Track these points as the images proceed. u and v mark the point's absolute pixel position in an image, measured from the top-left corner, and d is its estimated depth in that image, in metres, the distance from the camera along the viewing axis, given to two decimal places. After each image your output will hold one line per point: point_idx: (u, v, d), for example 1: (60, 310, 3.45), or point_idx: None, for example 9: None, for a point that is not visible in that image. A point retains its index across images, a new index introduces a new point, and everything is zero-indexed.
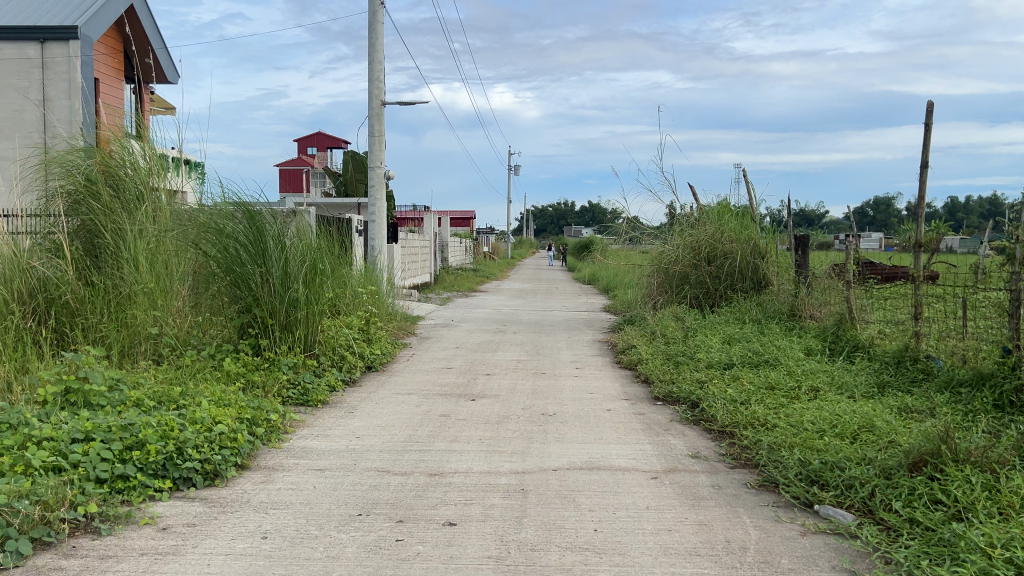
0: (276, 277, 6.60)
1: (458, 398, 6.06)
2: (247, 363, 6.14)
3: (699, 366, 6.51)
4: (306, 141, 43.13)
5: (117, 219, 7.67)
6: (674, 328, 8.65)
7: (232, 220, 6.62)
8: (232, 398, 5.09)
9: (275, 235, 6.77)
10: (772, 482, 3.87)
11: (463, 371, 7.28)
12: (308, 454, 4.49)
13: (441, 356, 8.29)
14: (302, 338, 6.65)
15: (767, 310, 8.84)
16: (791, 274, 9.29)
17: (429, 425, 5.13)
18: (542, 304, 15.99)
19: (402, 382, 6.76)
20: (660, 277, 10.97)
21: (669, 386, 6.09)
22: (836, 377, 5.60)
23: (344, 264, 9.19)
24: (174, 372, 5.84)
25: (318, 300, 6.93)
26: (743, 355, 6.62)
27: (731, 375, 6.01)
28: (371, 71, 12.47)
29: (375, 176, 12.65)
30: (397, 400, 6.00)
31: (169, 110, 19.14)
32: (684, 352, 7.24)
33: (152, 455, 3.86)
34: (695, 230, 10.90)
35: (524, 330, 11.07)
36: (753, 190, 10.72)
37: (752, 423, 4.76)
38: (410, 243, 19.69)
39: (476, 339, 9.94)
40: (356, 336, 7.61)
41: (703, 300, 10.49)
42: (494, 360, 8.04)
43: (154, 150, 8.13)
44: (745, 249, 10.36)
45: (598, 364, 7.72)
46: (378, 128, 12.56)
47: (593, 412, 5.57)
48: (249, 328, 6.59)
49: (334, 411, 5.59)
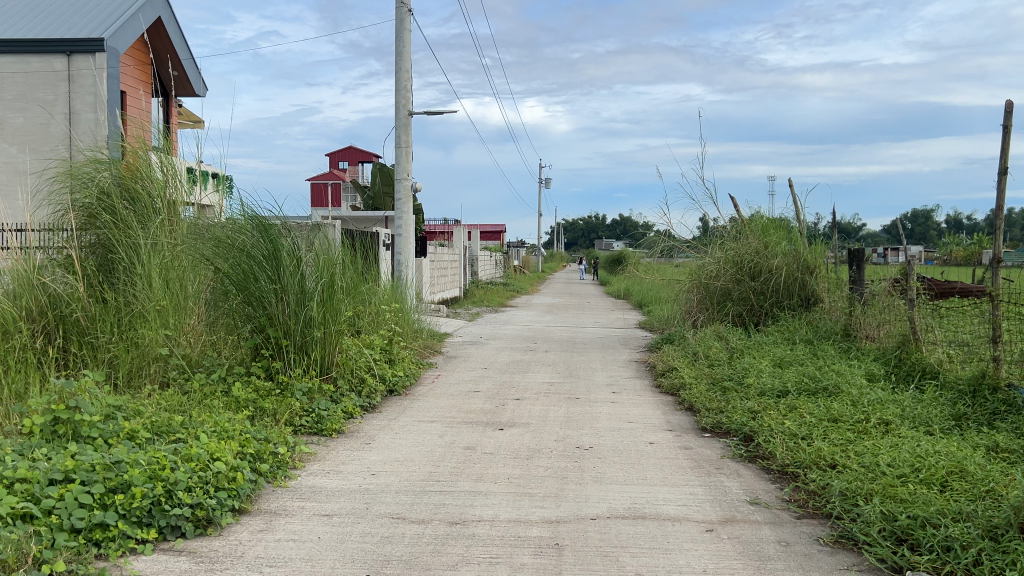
0: (292, 294, 6.15)
1: (485, 427, 5.55)
2: (258, 388, 5.69)
3: (749, 393, 5.95)
4: (337, 156, 43.11)
5: (130, 232, 7.29)
6: (717, 349, 8.07)
7: (244, 234, 6.18)
8: (236, 428, 4.62)
9: (291, 249, 6.32)
10: (849, 538, 3.31)
11: (491, 395, 6.78)
12: (317, 496, 4.00)
13: (469, 378, 7.78)
14: (318, 360, 6.20)
15: (818, 330, 8.30)
16: (844, 291, 8.68)
17: (453, 461, 4.63)
18: (575, 320, 15.46)
19: (426, 407, 6.28)
20: (701, 293, 10.38)
21: (718, 416, 5.53)
22: (908, 410, 5.03)
23: (368, 280, 8.73)
24: (180, 399, 5.41)
25: (336, 319, 6.47)
26: (799, 381, 6.04)
27: (787, 405, 5.44)
28: (398, 80, 12.09)
29: (402, 188, 12.23)
30: (419, 429, 5.51)
31: (197, 122, 18.95)
32: (731, 376, 6.67)
33: (137, 500, 3.39)
34: (737, 243, 10.31)
35: (556, 348, 10.54)
36: (800, 200, 10.10)
37: (818, 463, 4.20)
38: (439, 257, 19.25)
39: (505, 359, 9.43)
40: (378, 357, 7.14)
41: (747, 317, 9.91)
42: (525, 382, 7.53)
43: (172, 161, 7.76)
44: (791, 264, 9.77)
45: (637, 388, 7.17)
46: (405, 138, 12.16)
47: (634, 445, 5.03)
48: (262, 350, 6.15)
49: (349, 443, 5.10)
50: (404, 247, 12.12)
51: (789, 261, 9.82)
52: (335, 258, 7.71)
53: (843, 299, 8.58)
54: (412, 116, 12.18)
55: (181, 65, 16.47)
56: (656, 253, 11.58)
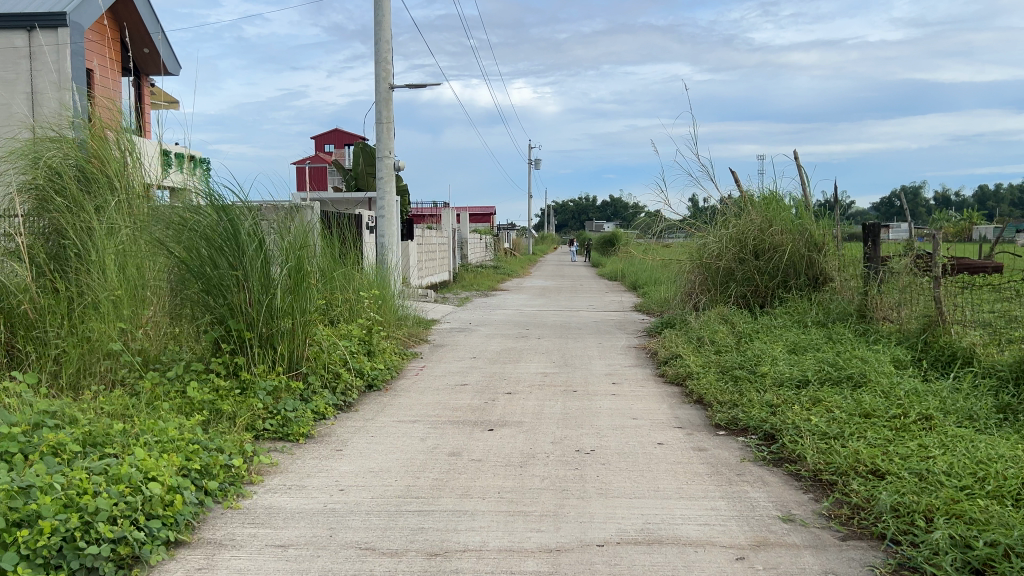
0: (253, 281, 5.50)
1: (473, 428, 4.95)
2: (217, 389, 5.06)
3: (765, 384, 5.37)
4: (323, 138, 42.28)
5: (84, 216, 6.63)
6: (723, 333, 7.47)
7: (200, 214, 5.51)
8: (183, 438, 4.00)
9: (255, 231, 5.66)
10: (912, 567, 2.74)
11: (480, 389, 6.18)
12: (273, 520, 3.39)
13: (455, 370, 7.17)
14: (284, 355, 5.57)
15: (830, 312, 7.73)
16: (857, 269, 8.09)
17: (436, 471, 4.02)
18: (568, 303, 14.87)
19: (408, 404, 5.67)
20: (702, 274, 9.78)
21: (732, 411, 4.95)
22: (951, 403, 4.45)
23: (347, 265, 8.07)
24: (127, 403, 4.78)
25: (306, 309, 5.84)
26: (819, 370, 5.46)
27: (810, 398, 4.87)
28: (377, 52, 11.39)
29: (383, 168, 11.57)
30: (398, 431, 4.90)
31: (172, 104, 18.26)
32: (742, 364, 6.09)
33: (45, 537, 2.78)
34: (739, 219, 9.69)
35: (549, 334, 9.95)
36: (805, 173, 9.47)
37: (857, 470, 3.63)
38: (427, 240, 18.57)
39: (495, 347, 8.82)
40: (355, 348, 6.51)
41: (751, 298, 9.33)
42: (516, 373, 6.94)
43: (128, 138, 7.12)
44: (799, 242, 9.16)
45: (640, 379, 6.57)
46: (386, 114, 11.48)
47: (640, 448, 4.43)
48: (222, 344, 5.50)
49: (318, 449, 4.50)
50: (387, 229, 11.45)
51: (795, 239, 9.22)
52: (310, 244, 7.07)
53: (856, 278, 7.99)
54: (394, 91, 11.50)
55: (152, 43, 15.67)
56: (652, 233, 10.96)
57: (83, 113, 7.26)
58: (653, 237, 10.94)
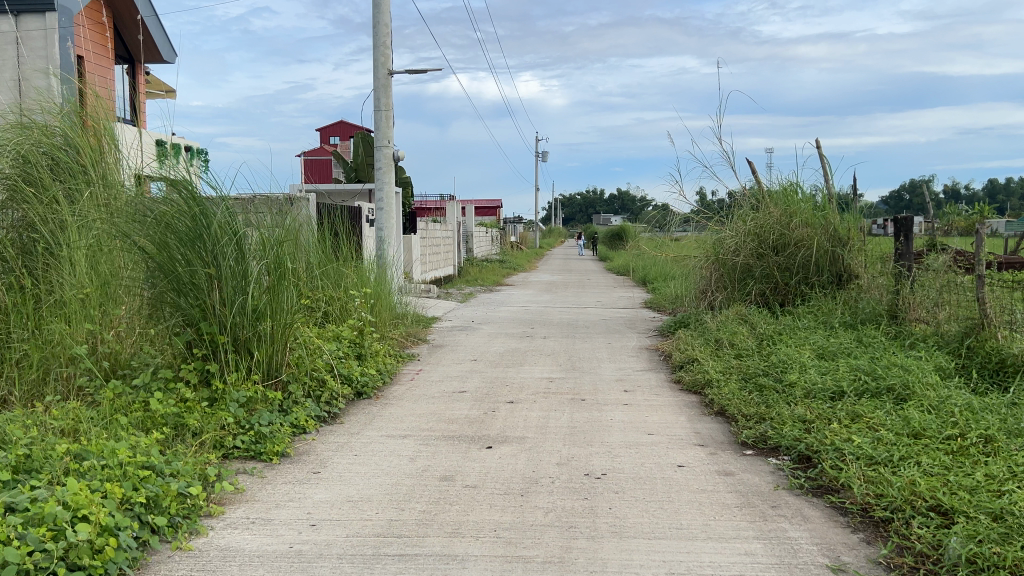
0: (227, 280, 4.96)
1: (469, 445, 4.42)
2: (183, 402, 4.55)
3: (794, 395, 4.82)
4: (328, 130, 41.80)
5: (56, 208, 6.11)
6: (743, 335, 6.91)
7: (167, 204, 4.97)
8: (134, 462, 3.47)
9: (230, 224, 5.12)
10: None
11: (479, 398, 5.64)
12: (227, 567, 2.86)
13: (454, 374, 6.64)
14: (262, 362, 5.04)
15: (859, 312, 7.15)
16: (887, 266, 7.51)
17: (423, 502, 3.49)
18: (576, 299, 14.31)
19: (399, 416, 5.13)
20: (717, 270, 9.22)
21: (760, 428, 4.41)
22: (1013, 423, 3.89)
23: (339, 261, 7.53)
24: (82, 417, 4.26)
25: (287, 310, 5.30)
26: (855, 380, 4.90)
27: (847, 414, 4.32)
28: (376, 35, 10.84)
29: (382, 158, 11.03)
30: (386, 449, 4.37)
31: (170, 93, 17.87)
32: (767, 371, 5.54)
33: None
34: (758, 212, 9.11)
35: (555, 333, 9.40)
36: (828, 163, 8.89)
37: (916, 507, 3.09)
38: (431, 233, 18.04)
39: (499, 348, 8.28)
40: (343, 352, 5.98)
41: (771, 296, 8.76)
42: (519, 378, 6.40)
43: (105, 125, 6.60)
44: (822, 236, 8.58)
45: (654, 386, 6.02)
46: (385, 101, 10.94)
47: (658, 472, 3.90)
48: (194, 349, 4.97)
49: (293, 471, 3.99)
50: (387, 222, 10.90)
51: (817, 233, 8.63)
52: (296, 240, 6.53)
53: (884, 275, 7.42)
54: (393, 77, 10.94)
55: (146, 29, 15.14)
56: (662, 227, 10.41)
57: (56, 99, 6.74)
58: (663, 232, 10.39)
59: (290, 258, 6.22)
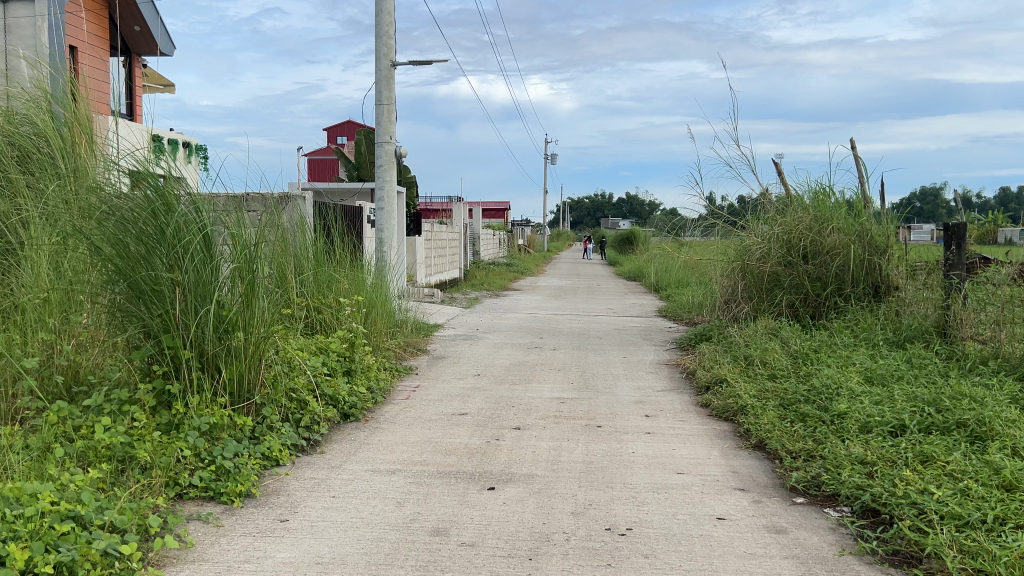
0: (193, 288, 4.29)
1: (468, 486, 3.76)
2: (135, 430, 3.89)
3: (848, 430, 4.15)
4: (335, 130, 41.27)
5: (18, 203, 5.49)
6: (776, 352, 6.24)
7: (122, 195, 4.28)
8: (52, 513, 2.82)
9: (197, 218, 4.45)
10: None
11: (482, 423, 4.98)
12: None
13: (455, 392, 5.98)
14: (231, 380, 4.38)
15: (903, 328, 6.46)
16: (933, 277, 6.83)
17: (408, 568, 2.83)
18: (586, 307, 13.65)
19: (390, 445, 4.48)
20: (741, 279, 8.54)
21: (813, 470, 3.74)
22: None
23: (331, 265, 6.88)
24: (14, 446, 3.61)
25: (265, 318, 4.65)
26: (917, 411, 4.23)
27: (916, 457, 3.64)
28: (379, 25, 10.21)
29: (383, 154, 10.37)
30: (370, 491, 3.71)
31: (168, 88, 17.39)
32: (811, 398, 4.87)
33: None
34: (785, 217, 8.44)
35: (566, 344, 8.74)
36: (863, 165, 8.24)
37: None
38: (436, 236, 17.41)
39: (505, 360, 7.61)
40: (329, 368, 5.33)
41: (801, 308, 8.08)
42: (528, 398, 5.74)
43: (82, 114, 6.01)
44: (857, 244, 7.90)
45: (679, 410, 5.35)
46: (387, 94, 10.29)
47: (694, 528, 3.23)
48: (154, 366, 4.31)
49: (255, 520, 3.34)
50: (388, 223, 10.24)
51: (851, 239, 7.95)
52: (276, 241, 5.89)
53: (930, 287, 6.73)
54: (396, 68, 10.30)
55: (143, 19, 14.54)
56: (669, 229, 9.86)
57: (32, 86, 6.17)
58: (671, 235, 9.80)
59: (270, 262, 5.56)
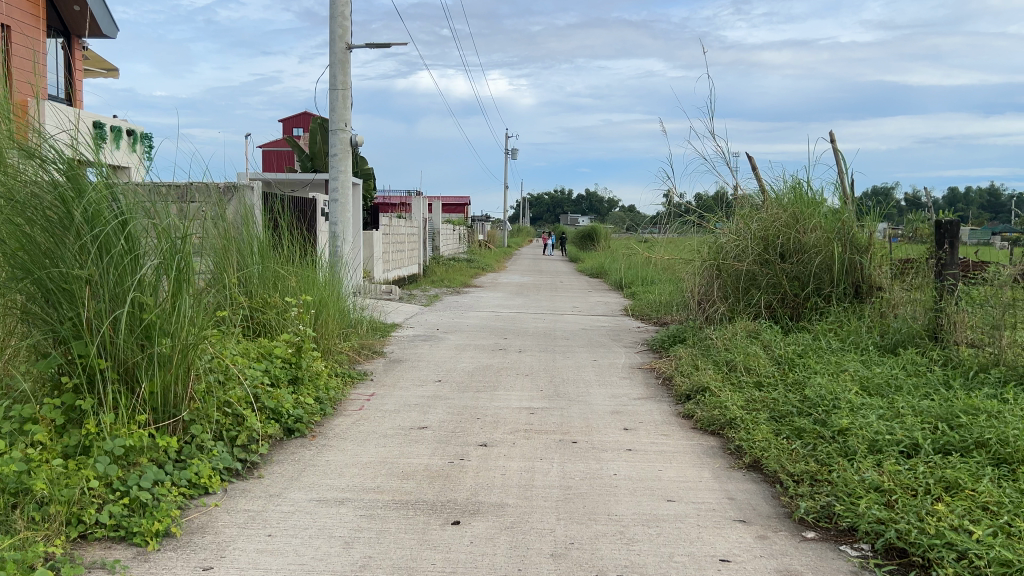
0: (107, 287, 3.66)
1: (428, 520, 3.23)
2: (33, 456, 3.26)
3: (856, 449, 3.71)
4: (291, 121, 40.24)
5: None
6: (759, 357, 5.81)
7: (21, 176, 3.62)
8: None
9: (115, 204, 3.81)
10: None
11: (443, 440, 4.44)
12: None
13: (414, 401, 5.43)
14: (154, 394, 3.77)
15: (890, 332, 6.09)
16: (920, 277, 6.47)
17: None
18: (549, 304, 13.20)
19: (339, 467, 3.93)
20: (715, 278, 8.11)
21: (823, 497, 3.30)
22: None
23: (277, 261, 6.28)
24: None
25: (196, 321, 4.04)
26: (929, 428, 3.82)
27: (939, 483, 3.21)
28: (333, 5, 9.60)
29: (337, 142, 9.73)
30: (312, 528, 3.16)
31: (111, 73, 16.54)
32: (806, 411, 4.44)
33: None
34: (762, 213, 8.05)
35: (531, 345, 8.24)
36: (841, 159, 7.89)
37: None
38: (394, 230, 16.81)
39: (467, 363, 7.08)
40: (270, 376, 4.76)
41: (779, 309, 7.69)
42: (493, 409, 5.22)
43: None
44: (837, 242, 7.54)
45: (660, 423, 4.88)
46: (342, 79, 9.66)
47: (696, 574, 2.75)
48: (61, 377, 3.66)
49: (172, 569, 2.78)
50: (342, 216, 9.62)
51: (831, 237, 7.58)
52: (211, 235, 5.27)
53: (918, 289, 6.37)
54: (352, 51, 9.69)
55: None
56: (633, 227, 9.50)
57: None
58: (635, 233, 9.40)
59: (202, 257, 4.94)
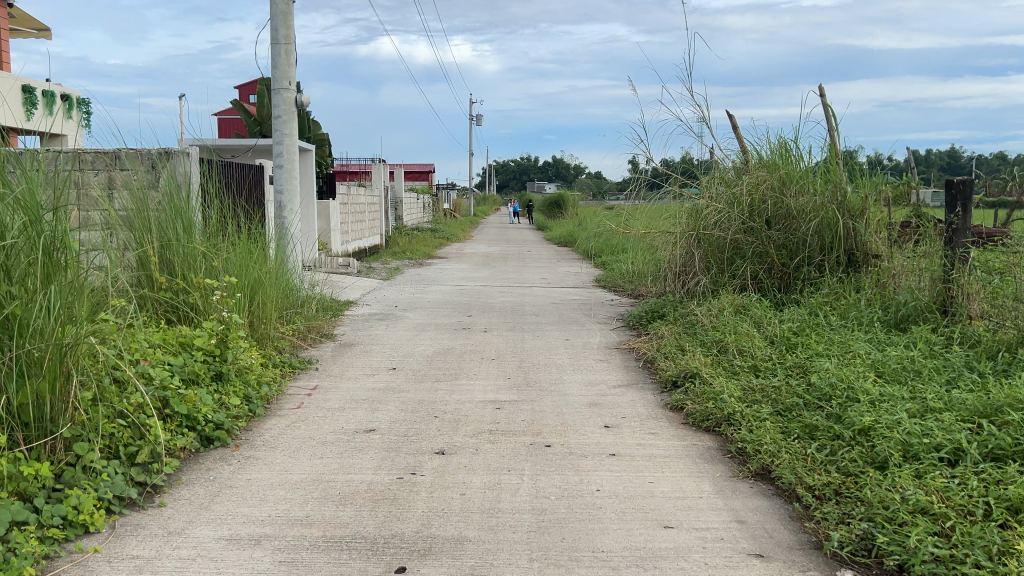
0: None
1: (364, 569, 2.52)
2: None
3: (888, 455, 3.09)
4: (247, 87, 38.73)
5: None
6: (753, 336, 5.17)
7: None
8: None
9: None
10: None
11: (392, 448, 3.73)
12: None
13: (362, 396, 4.71)
14: (22, 408, 3.00)
15: (896, 305, 5.48)
16: (925, 244, 5.86)
17: None
18: (517, 276, 12.47)
19: (261, 491, 3.21)
20: (696, 248, 7.45)
21: (856, 523, 2.67)
22: None
23: (203, 237, 5.48)
24: None
25: (79, 314, 3.26)
26: (970, 428, 3.20)
27: (1001, 504, 2.60)
28: None
29: (281, 103, 8.84)
30: None
31: (43, 33, 15.36)
32: (818, 404, 3.81)
33: None
34: (745, 177, 7.38)
35: (498, 323, 7.54)
36: (832, 115, 7.24)
37: None
38: (353, 199, 15.93)
39: (426, 347, 6.36)
40: (184, 373, 4.01)
41: (766, 280, 7.05)
42: (453, 404, 4.51)
43: None
44: (829, 206, 6.90)
45: (646, 418, 4.22)
46: (284, 32, 8.74)
47: None
48: None
49: None
50: (289, 184, 8.78)
51: (822, 201, 6.94)
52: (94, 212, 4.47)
53: (923, 258, 5.76)
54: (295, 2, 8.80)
55: None
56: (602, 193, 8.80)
57: None
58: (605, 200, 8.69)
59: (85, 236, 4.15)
